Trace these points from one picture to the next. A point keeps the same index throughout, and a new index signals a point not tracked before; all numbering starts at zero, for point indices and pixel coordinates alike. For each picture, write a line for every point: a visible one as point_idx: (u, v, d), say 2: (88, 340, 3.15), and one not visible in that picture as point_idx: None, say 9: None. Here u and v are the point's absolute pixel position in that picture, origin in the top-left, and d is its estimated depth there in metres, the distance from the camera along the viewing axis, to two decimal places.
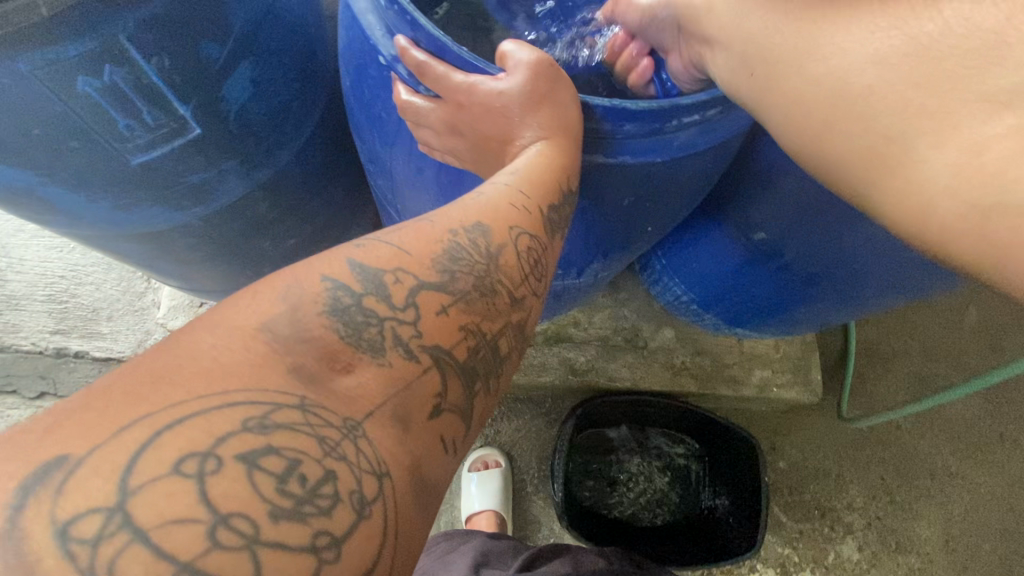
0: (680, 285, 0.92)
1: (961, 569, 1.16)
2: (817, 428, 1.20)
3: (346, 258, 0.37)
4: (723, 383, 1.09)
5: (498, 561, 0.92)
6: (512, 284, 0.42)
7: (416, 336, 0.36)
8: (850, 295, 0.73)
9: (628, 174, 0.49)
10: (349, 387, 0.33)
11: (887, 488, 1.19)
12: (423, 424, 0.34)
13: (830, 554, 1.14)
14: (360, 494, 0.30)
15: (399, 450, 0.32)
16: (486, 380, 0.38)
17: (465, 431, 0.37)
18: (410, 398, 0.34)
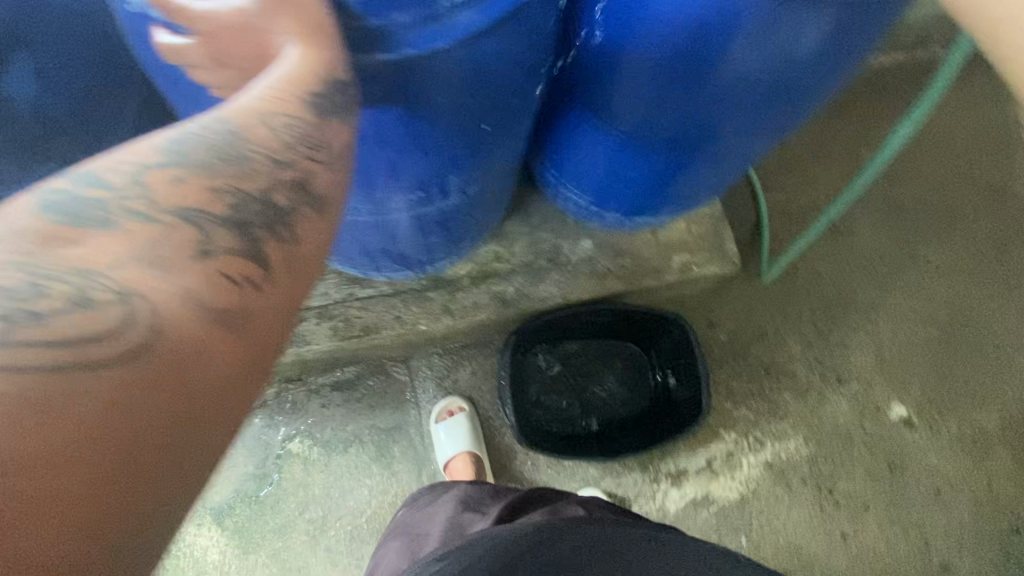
0: (577, 188, 0.94)
1: (898, 384, 1.27)
2: (748, 296, 1.27)
3: (88, 169, 0.37)
4: (647, 276, 1.14)
5: (477, 505, 0.95)
6: (275, 151, 0.40)
7: (151, 203, 0.36)
8: (731, 144, 0.73)
9: (428, 74, 0.45)
10: (77, 255, 0.33)
11: (820, 331, 1.28)
12: (190, 266, 0.35)
13: (781, 404, 1.23)
14: (86, 294, 0.32)
15: (155, 285, 0.34)
16: (272, 227, 0.39)
17: (262, 274, 0.38)
18: (170, 244, 0.35)
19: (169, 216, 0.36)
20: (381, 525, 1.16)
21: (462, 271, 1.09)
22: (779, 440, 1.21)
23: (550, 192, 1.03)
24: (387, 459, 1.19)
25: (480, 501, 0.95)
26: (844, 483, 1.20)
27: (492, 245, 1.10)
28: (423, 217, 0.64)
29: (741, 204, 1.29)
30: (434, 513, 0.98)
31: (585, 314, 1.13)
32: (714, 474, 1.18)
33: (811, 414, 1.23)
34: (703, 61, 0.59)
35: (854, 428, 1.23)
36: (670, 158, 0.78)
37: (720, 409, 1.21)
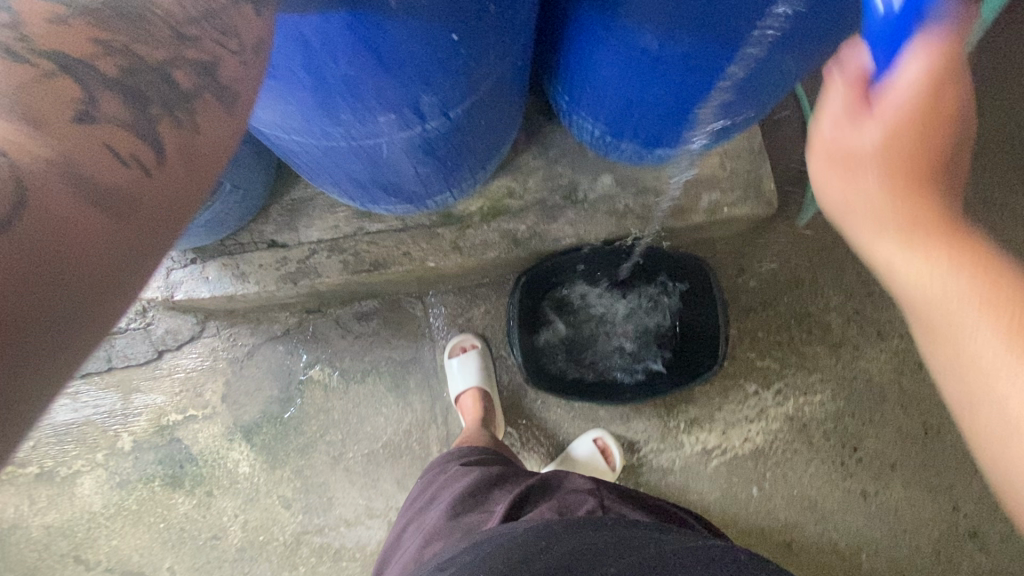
0: (589, 119, 0.87)
1: None
2: (784, 241, 1.17)
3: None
4: (672, 216, 1.06)
5: (483, 493, 0.83)
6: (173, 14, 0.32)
7: (21, 42, 0.28)
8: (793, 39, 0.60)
9: None
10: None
11: (864, 282, 1.17)
12: (70, 125, 0.28)
13: (809, 356, 1.16)
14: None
15: (15, 144, 0.26)
16: (171, 108, 0.32)
17: (154, 155, 0.30)
18: (31, 95, 0.27)
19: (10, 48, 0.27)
20: (395, 451, 1.21)
21: (473, 207, 1.05)
22: (802, 394, 1.15)
23: (566, 122, 0.96)
24: (402, 389, 1.23)
25: (487, 491, 0.84)
26: (871, 441, 1.15)
27: (504, 180, 1.05)
28: (402, 143, 0.59)
29: (786, 138, 1.16)
30: (438, 495, 0.88)
31: (601, 255, 1.08)
32: (727, 424, 1.15)
33: (843, 369, 1.16)
34: None
35: (890, 386, 1.16)
36: (690, 79, 0.69)
37: (742, 358, 1.16)
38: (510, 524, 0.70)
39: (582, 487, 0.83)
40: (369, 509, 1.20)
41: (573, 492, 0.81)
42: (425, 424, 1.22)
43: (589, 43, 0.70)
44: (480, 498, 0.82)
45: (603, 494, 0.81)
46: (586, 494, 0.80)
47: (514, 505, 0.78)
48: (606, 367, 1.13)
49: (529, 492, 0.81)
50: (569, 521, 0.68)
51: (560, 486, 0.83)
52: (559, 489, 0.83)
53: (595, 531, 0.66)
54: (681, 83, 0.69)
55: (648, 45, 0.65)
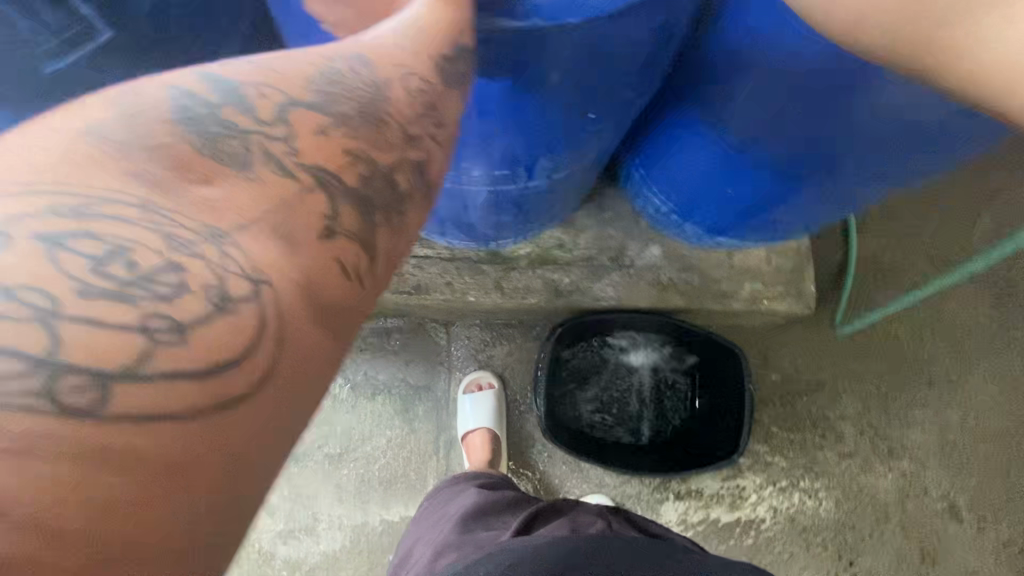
0: (658, 194, 0.89)
1: (955, 472, 1.17)
2: (812, 342, 1.19)
3: (197, 72, 0.37)
4: (711, 298, 1.07)
5: (497, 517, 0.87)
6: (404, 117, 0.41)
7: (293, 154, 0.35)
8: (877, 160, 0.64)
9: (551, 46, 0.41)
10: (206, 198, 0.32)
11: (882, 397, 1.19)
12: (313, 245, 0.34)
13: (819, 461, 1.16)
14: (224, 292, 0.29)
15: (271, 266, 0.32)
16: (386, 213, 0.38)
17: (365, 264, 0.36)
18: (291, 216, 0.34)
19: (286, 164, 0.35)
20: (390, 478, 1.18)
21: (521, 251, 1.06)
22: (807, 498, 1.15)
23: (629, 191, 0.98)
24: (409, 415, 1.21)
25: (499, 512, 0.88)
26: (867, 558, 1.14)
27: (556, 231, 1.06)
28: (499, 193, 0.62)
29: (828, 243, 1.19)
30: (451, 510, 0.92)
31: (635, 322, 1.09)
32: (728, 514, 1.14)
33: (850, 481, 1.16)
34: (848, 87, 0.54)
35: (893, 505, 1.16)
36: (775, 179, 0.71)
37: (754, 451, 1.16)
38: (524, 539, 0.76)
39: (592, 509, 0.89)
40: (353, 532, 1.16)
41: (584, 512, 0.87)
42: (426, 454, 1.20)
43: (681, 128, 0.74)
44: (494, 518, 0.87)
45: (610, 516, 0.88)
46: (595, 517, 0.86)
47: (529, 521, 0.83)
48: (620, 432, 1.13)
49: (541, 511, 0.86)
50: (590, 539, 0.75)
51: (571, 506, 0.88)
52: (572, 510, 0.88)
53: (614, 547, 0.73)
54: (763, 182, 0.73)
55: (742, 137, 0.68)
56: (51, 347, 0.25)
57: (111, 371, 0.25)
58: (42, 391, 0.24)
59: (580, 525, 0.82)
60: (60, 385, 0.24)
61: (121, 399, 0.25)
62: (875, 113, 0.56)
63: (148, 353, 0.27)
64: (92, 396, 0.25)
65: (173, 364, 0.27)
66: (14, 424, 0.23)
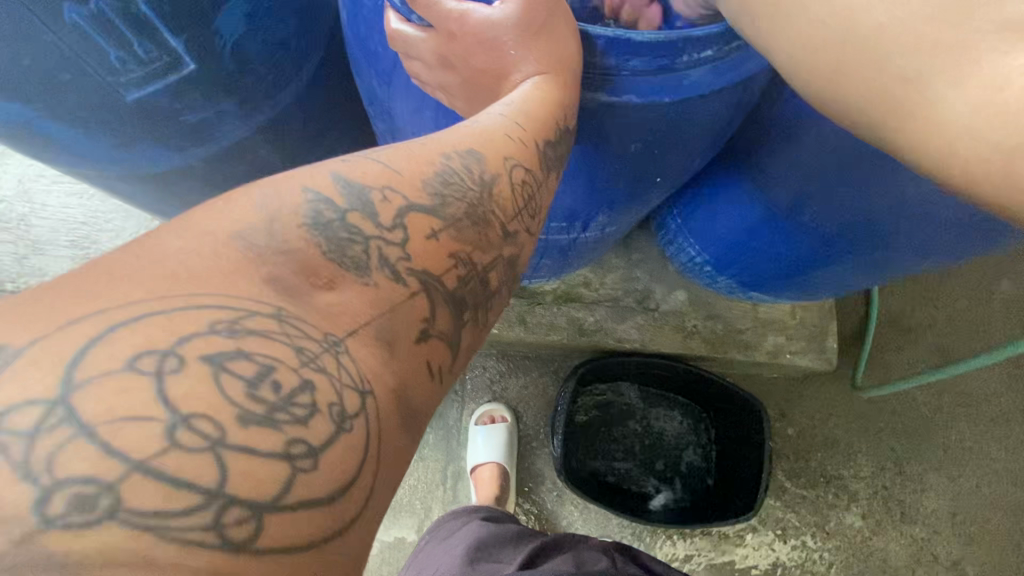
0: (694, 246, 0.89)
1: (966, 541, 1.15)
2: (831, 399, 1.18)
3: (326, 172, 0.37)
4: (734, 348, 1.07)
5: (499, 549, 0.87)
6: (505, 216, 0.42)
7: (405, 259, 0.36)
8: (920, 242, 0.65)
9: (633, 117, 0.48)
10: (330, 307, 0.33)
11: (897, 459, 1.18)
12: (410, 348, 0.34)
13: (832, 521, 1.14)
14: (343, 409, 0.30)
15: (380, 374, 0.32)
16: (475, 311, 0.39)
17: (449, 362, 0.37)
18: (396, 321, 0.34)
19: (400, 270, 0.35)
20: (394, 505, 1.15)
21: (548, 287, 1.06)
22: (818, 559, 1.13)
23: (661, 237, 0.99)
24: (419, 442, 1.19)
25: (504, 541, 0.89)
26: None
27: (584, 270, 1.07)
28: (552, 239, 0.63)
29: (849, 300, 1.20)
30: (454, 543, 0.91)
31: (657, 368, 1.08)
32: (738, 569, 1.12)
33: (861, 543, 1.14)
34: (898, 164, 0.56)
35: (904, 571, 1.14)
36: (808, 249, 0.73)
37: (767, 506, 1.14)
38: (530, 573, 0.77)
39: (595, 543, 0.90)
40: None
41: (590, 548, 0.88)
42: (432, 485, 1.17)
43: (724, 187, 0.75)
44: (499, 547, 0.87)
45: (614, 549, 0.89)
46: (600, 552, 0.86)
47: (533, 558, 0.84)
48: (633, 478, 1.11)
49: (547, 546, 0.86)
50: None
51: (575, 542, 0.89)
52: (577, 545, 0.88)
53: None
54: (803, 248, 0.73)
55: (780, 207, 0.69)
56: (219, 482, 0.25)
57: (263, 504, 0.25)
58: (210, 524, 0.24)
59: (586, 561, 0.83)
60: (224, 518, 0.25)
61: (267, 535, 0.25)
62: (923, 190, 0.58)
63: (290, 483, 0.27)
64: (248, 530, 0.25)
65: (309, 497, 0.27)
66: (184, 564, 0.23)
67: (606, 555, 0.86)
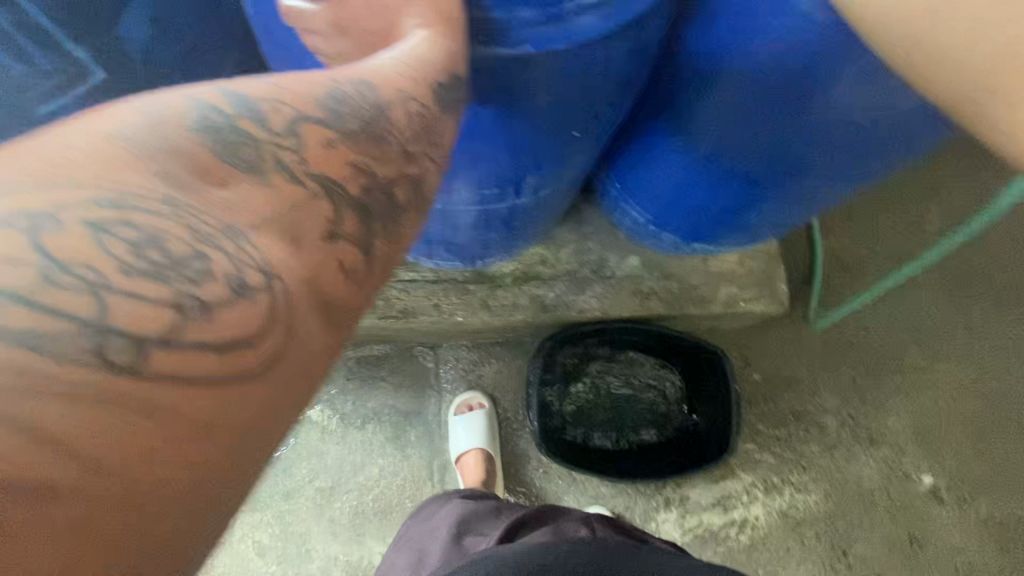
0: (635, 207, 0.93)
1: (932, 454, 1.22)
2: (789, 340, 1.24)
3: (215, 87, 0.38)
4: (690, 303, 1.11)
5: (479, 525, 0.90)
6: (404, 137, 0.43)
7: (300, 163, 0.37)
8: (837, 167, 0.68)
9: (539, 68, 0.46)
10: (224, 200, 0.33)
11: (858, 387, 1.24)
12: (317, 245, 0.36)
13: (806, 454, 1.19)
14: (240, 280, 0.31)
15: (287, 265, 0.34)
16: (384, 223, 0.40)
17: (363, 268, 0.39)
18: (299, 217, 0.35)
19: (297, 173, 0.37)
20: (386, 507, 1.16)
21: (506, 269, 1.08)
22: (798, 492, 1.18)
23: (605, 203, 1.02)
24: (401, 442, 1.20)
25: (486, 515, 0.91)
26: (859, 546, 1.18)
27: (539, 248, 1.09)
28: (491, 211, 0.63)
29: (795, 244, 1.25)
30: (437, 526, 0.94)
31: (619, 332, 1.11)
32: (725, 514, 1.16)
33: (835, 471, 1.20)
34: (805, 96, 0.58)
35: (878, 492, 1.20)
36: (740, 188, 0.76)
37: (743, 450, 1.18)
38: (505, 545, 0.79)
39: (575, 513, 0.92)
40: (349, 566, 1.14)
41: (569, 519, 0.90)
42: (420, 480, 1.18)
43: (653, 143, 0.78)
44: (481, 522, 0.90)
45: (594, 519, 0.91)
46: (580, 522, 0.89)
47: (512, 530, 0.86)
48: (615, 441, 1.13)
49: (527, 518, 0.89)
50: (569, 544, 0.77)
51: (555, 513, 0.92)
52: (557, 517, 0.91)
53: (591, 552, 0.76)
54: (733, 189, 0.77)
55: (709, 152, 0.73)
56: (100, 315, 0.27)
57: (149, 337, 0.28)
58: (90, 349, 0.27)
59: (565, 530, 0.86)
60: (109, 347, 0.27)
61: (151, 363, 0.28)
62: (835, 121, 0.60)
63: (177, 327, 0.29)
64: (128, 355, 0.27)
65: (203, 338, 0.30)
66: (64, 374, 0.26)
67: (586, 523, 0.88)
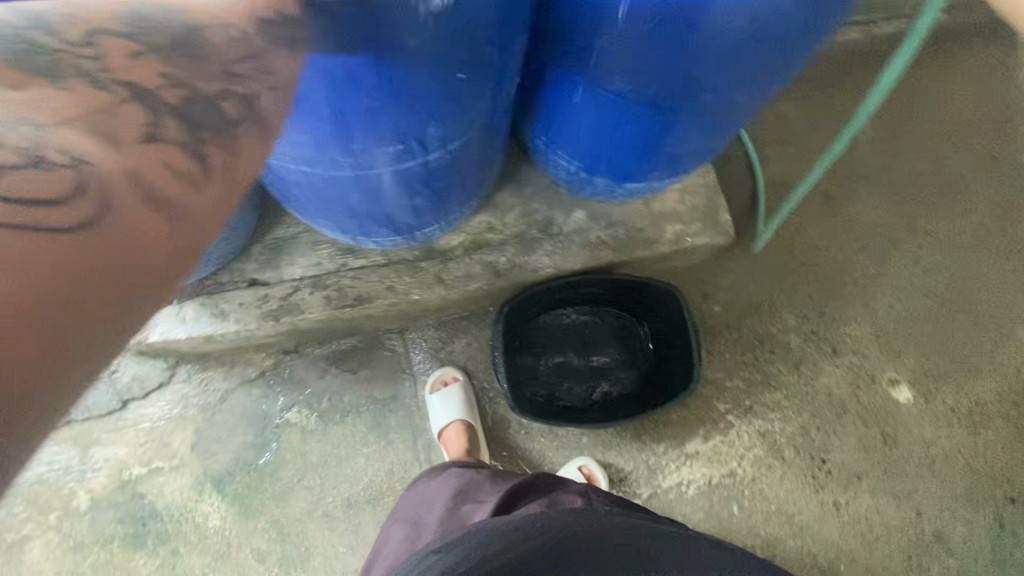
0: (564, 156, 0.95)
1: (895, 355, 1.27)
2: (742, 268, 1.27)
3: None
4: (640, 246, 1.13)
5: (475, 493, 0.92)
6: (228, 55, 0.34)
7: (103, 69, 0.31)
8: (744, 82, 0.68)
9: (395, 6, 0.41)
10: (24, 99, 0.30)
11: (815, 303, 1.27)
12: (138, 144, 0.34)
13: (774, 375, 1.23)
14: (39, 156, 0.31)
15: (95, 152, 0.33)
16: (217, 133, 0.37)
17: (200, 171, 0.37)
18: (110, 122, 0.33)
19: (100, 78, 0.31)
20: (377, 494, 1.18)
21: (454, 242, 1.09)
22: (771, 411, 1.21)
23: (539, 159, 1.04)
24: (383, 429, 1.21)
25: (484, 486, 0.92)
26: (837, 453, 1.21)
27: (484, 216, 1.10)
28: (403, 172, 0.63)
29: (736, 175, 1.28)
30: (433, 500, 0.95)
31: (575, 285, 1.13)
32: (704, 443, 1.19)
33: (803, 386, 1.23)
34: (693, 15, 0.57)
35: (848, 399, 1.24)
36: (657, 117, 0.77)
37: (714, 380, 1.22)
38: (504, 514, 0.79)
39: (572, 484, 0.91)
40: (350, 557, 1.15)
41: (567, 491, 0.88)
42: (407, 462, 1.20)
43: (565, 86, 0.79)
44: (479, 494, 0.90)
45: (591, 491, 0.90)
46: (580, 490, 0.89)
47: (508, 502, 0.85)
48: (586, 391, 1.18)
49: (528, 486, 0.89)
50: (568, 512, 0.78)
51: (551, 484, 0.90)
52: (557, 484, 0.91)
53: (587, 524, 0.77)
54: (649, 119, 0.78)
55: (622, 87, 0.73)
56: None
57: None
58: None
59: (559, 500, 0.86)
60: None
61: None
62: (730, 36, 0.59)
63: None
64: None
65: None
66: None
67: (584, 494, 0.87)
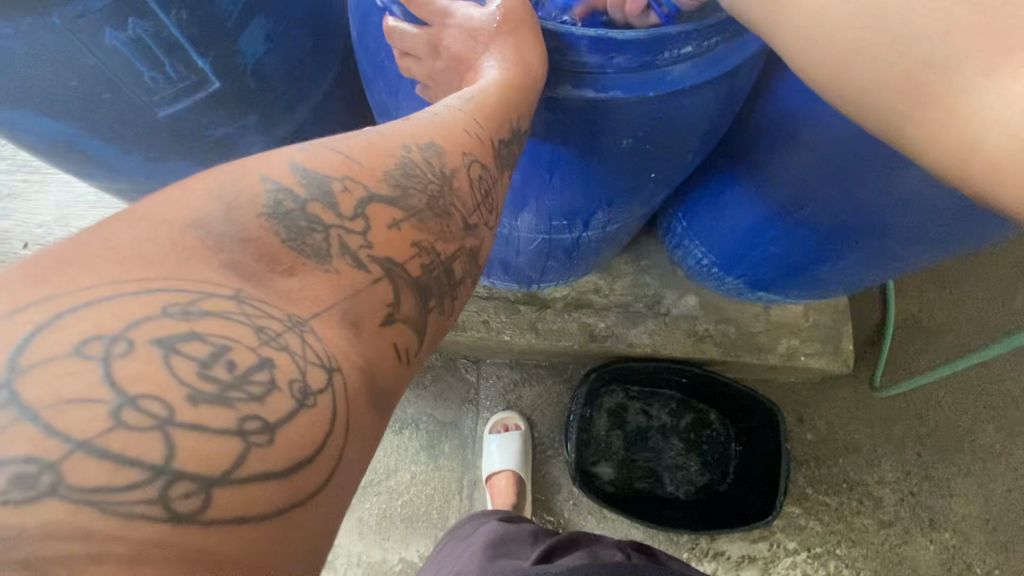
0: (700, 248, 0.92)
1: (1003, 549, 1.11)
2: (848, 401, 1.16)
3: (283, 161, 0.42)
4: (748, 351, 1.06)
5: (516, 548, 0.84)
6: (466, 209, 0.48)
7: (365, 247, 0.41)
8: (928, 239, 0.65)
9: (618, 110, 0.51)
10: (290, 288, 0.37)
11: (923, 464, 1.14)
12: (374, 331, 0.39)
13: (857, 529, 1.11)
14: (304, 385, 0.34)
15: (349, 346, 0.37)
16: (440, 299, 0.44)
17: (415, 345, 0.42)
18: (360, 304, 0.39)
19: (361, 258, 0.41)
20: (412, 514, 1.17)
21: (557, 294, 1.08)
22: (843, 566, 1.10)
23: (669, 241, 1.01)
24: (435, 451, 1.21)
25: (521, 541, 0.85)
26: None
27: (594, 276, 1.08)
28: (560, 241, 0.71)
29: (861, 301, 1.20)
30: (471, 544, 0.88)
31: (669, 372, 1.09)
32: None
33: (889, 550, 1.11)
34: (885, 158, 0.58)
35: None
36: (817, 241, 0.73)
37: (788, 513, 1.11)
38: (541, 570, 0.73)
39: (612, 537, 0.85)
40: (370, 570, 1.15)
41: (606, 544, 0.83)
42: (449, 493, 1.19)
43: (724, 189, 0.78)
44: (515, 547, 0.84)
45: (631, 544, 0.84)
46: (618, 546, 0.82)
47: (549, 553, 0.79)
48: (649, 484, 1.12)
49: (565, 543, 0.82)
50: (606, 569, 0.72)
51: (591, 538, 0.85)
52: (593, 542, 0.84)
53: None
54: (804, 245, 0.75)
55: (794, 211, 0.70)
56: (166, 454, 0.28)
57: (213, 476, 0.29)
58: (155, 496, 0.27)
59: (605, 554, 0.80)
60: (172, 492, 0.28)
61: (215, 505, 0.29)
62: (931, 183, 0.58)
63: (244, 455, 0.30)
64: (196, 501, 0.28)
65: (263, 465, 0.31)
66: (130, 534, 0.27)
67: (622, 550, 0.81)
